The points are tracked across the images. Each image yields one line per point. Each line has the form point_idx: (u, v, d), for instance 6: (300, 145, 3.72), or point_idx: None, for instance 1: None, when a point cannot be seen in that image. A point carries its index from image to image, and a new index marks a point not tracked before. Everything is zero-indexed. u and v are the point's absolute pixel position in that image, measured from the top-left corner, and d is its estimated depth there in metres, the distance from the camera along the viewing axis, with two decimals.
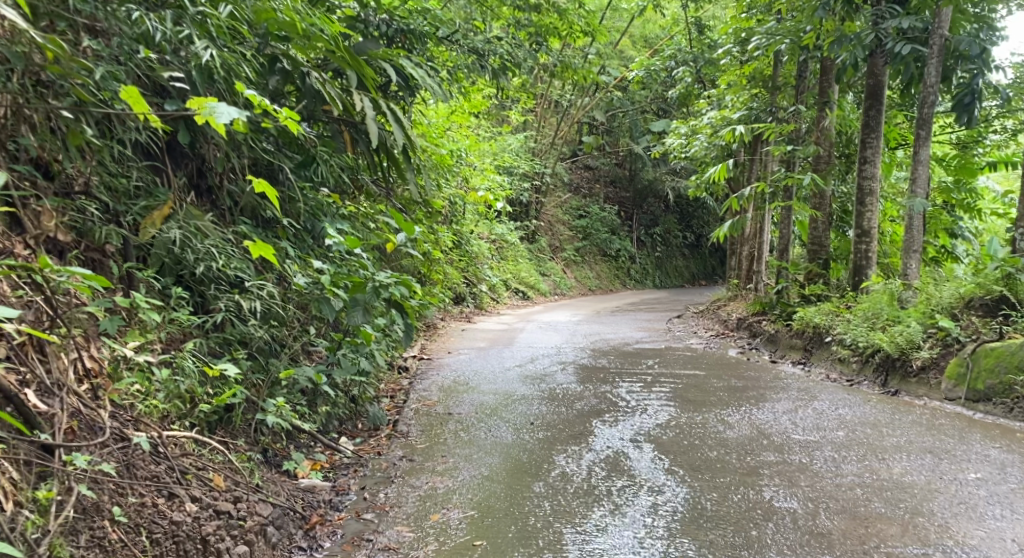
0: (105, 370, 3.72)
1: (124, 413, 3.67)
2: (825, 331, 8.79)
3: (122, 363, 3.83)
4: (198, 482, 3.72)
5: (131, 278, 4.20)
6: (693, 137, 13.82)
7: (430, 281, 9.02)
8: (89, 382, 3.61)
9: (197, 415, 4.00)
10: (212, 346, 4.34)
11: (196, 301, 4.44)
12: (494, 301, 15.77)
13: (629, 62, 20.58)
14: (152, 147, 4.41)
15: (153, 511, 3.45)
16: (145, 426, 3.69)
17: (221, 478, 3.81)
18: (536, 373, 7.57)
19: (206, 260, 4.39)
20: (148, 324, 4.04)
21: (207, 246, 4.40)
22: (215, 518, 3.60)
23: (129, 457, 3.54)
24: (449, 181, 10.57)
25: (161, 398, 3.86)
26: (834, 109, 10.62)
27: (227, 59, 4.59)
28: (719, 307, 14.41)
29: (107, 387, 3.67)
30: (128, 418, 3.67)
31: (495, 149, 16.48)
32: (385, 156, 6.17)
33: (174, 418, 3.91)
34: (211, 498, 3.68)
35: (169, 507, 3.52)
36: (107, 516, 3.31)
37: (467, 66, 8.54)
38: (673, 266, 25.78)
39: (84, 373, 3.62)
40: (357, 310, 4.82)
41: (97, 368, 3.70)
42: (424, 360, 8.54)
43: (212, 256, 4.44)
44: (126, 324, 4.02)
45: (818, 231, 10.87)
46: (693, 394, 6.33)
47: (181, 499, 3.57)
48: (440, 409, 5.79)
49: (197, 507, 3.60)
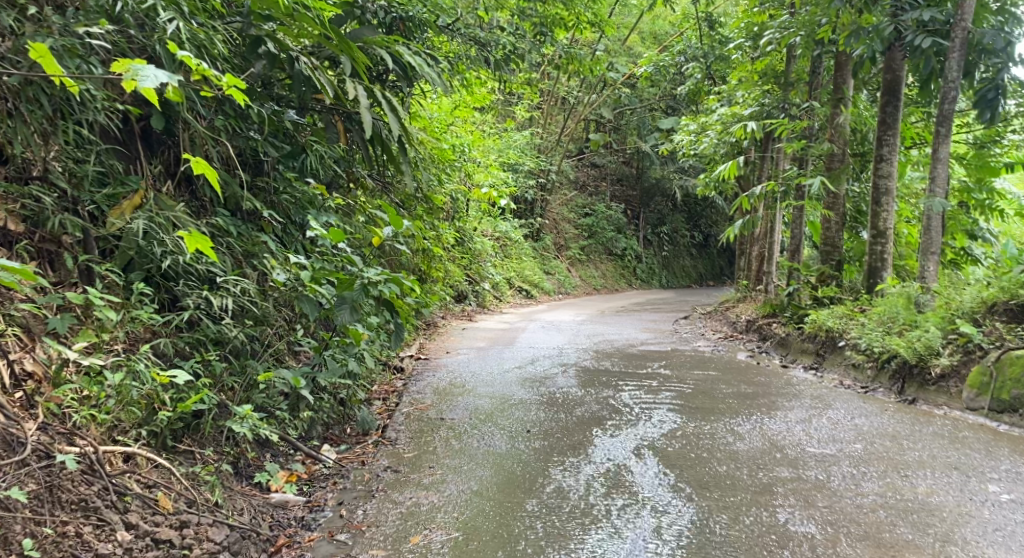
0: (49, 376, 3.52)
1: (57, 425, 3.40)
2: (839, 336, 8.48)
3: (70, 366, 3.61)
4: (140, 503, 3.46)
5: (91, 272, 3.96)
6: (703, 135, 13.52)
7: (429, 278, 8.74)
8: (24, 390, 3.42)
9: (157, 422, 3.73)
10: (177, 347, 4.07)
11: (163, 298, 4.16)
12: (497, 299, 15.49)
13: (637, 58, 20.27)
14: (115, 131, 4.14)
15: (76, 542, 3.21)
16: (81, 439, 3.42)
17: (168, 499, 3.55)
18: (537, 375, 7.27)
19: (173, 254, 4.09)
20: (105, 324, 3.79)
21: (174, 239, 4.10)
22: (152, 550, 3.35)
23: (51, 478, 3.26)
24: (452, 176, 10.30)
25: (110, 405, 3.60)
26: (848, 106, 10.32)
27: (195, 32, 4.32)
28: (728, 308, 14.09)
29: (46, 395, 3.46)
30: (61, 431, 3.41)
31: (500, 146, 16.21)
32: (380, 147, 5.89)
33: (126, 427, 3.64)
34: (151, 525, 3.42)
35: (97, 536, 3.26)
36: (16, 549, 3.06)
37: (470, 57, 8.25)
38: (680, 266, 25.45)
39: (21, 378, 3.44)
40: (344, 309, 4.54)
41: (39, 373, 3.51)
42: (422, 360, 8.26)
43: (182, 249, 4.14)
44: (79, 322, 3.77)
45: (831, 232, 10.56)
46: (700, 401, 6.02)
47: (112, 527, 3.32)
48: (433, 414, 5.49)
49: (131, 535, 3.34)
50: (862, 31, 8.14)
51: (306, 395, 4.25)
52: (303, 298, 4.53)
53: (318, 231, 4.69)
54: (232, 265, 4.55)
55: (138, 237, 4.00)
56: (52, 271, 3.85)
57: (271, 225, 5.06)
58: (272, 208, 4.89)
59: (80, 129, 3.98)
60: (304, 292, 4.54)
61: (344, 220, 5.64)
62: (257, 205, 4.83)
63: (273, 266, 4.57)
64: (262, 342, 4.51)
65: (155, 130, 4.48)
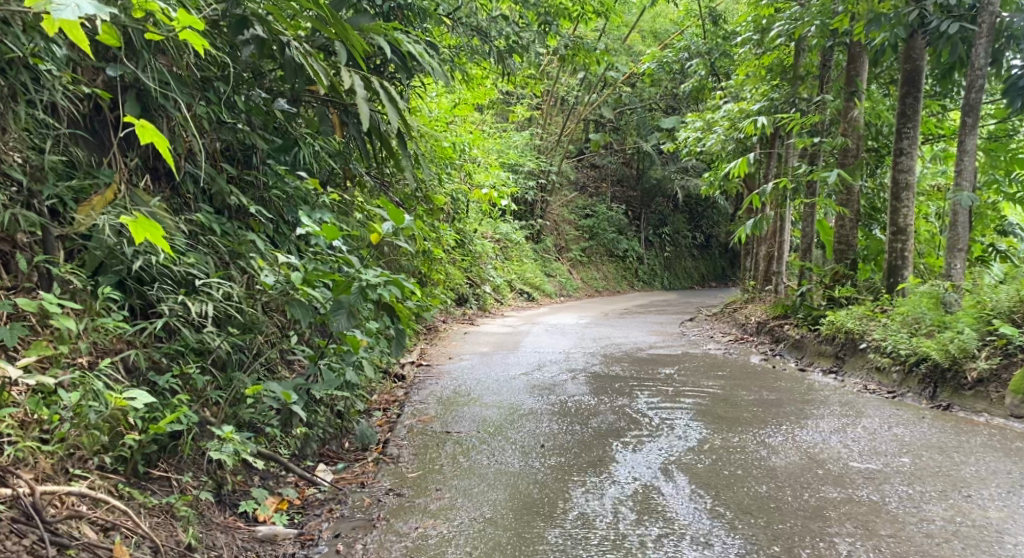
0: None
1: None
2: (859, 337, 8.09)
3: (15, 387, 3.20)
4: (88, 556, 2.98)
5: (50, 276, 3.55)
6: (709, 131, 13.12)
7: (430, 281, 8.36)
8: None
9: (123, 448, 3.37)
10: (150, 359, 3.67)
11: (134, 304, 3.75)
12: (498, 302, 15.08)
13: (638, 57, 19.90)
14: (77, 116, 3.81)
15: None
16: (18, 479, 2.97)
17: (122, 548, 3.05)
18: (545, 382, 6.88)
19: (144, 254, 3.71)
20: (64, 334, 3.40)
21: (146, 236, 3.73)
22: None
23: None
24: (452, 174, 9.92)
25: (64, 429, 3.21)
26: (862, 99, 9.95)
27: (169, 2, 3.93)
28: (735, 309, 13.72)
29: None
30: None
31: (500, 145, 15.83)
32: (377, 139, 5.49)
33: (86, 456, 3.25)
34: None
35: None
36: None
37: (471, 48, 7.86)
38: (682, 267, 25.06)
39: None
40: (341, 313, 4.20)
41: None
42: (424, 367, 7.85)
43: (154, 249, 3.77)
44: (32, 333, 3.37)
45: (846, 230, 10.17)
46: (722, 409, 5.63)
47: None
48: (437, 426, 5.08)
49: None
50: (884, 18, 7.61)
51: (298, 411, 3.87)
52: (292, 302, 4.15)
53: (310, 229, 4.32)
54: (216, 266, 4.16)
55: (106, 235, 3.63)
56: (7, 274, 3.44)
57: (260, 224, 4.69)
58: (262, 206, 4.52)
59: (38, 113, 3.62)
60: (295, 296, 4.16)
61: (338, 218, 5.25)
62: (243, 201, 4.46)
63: (261, 266, 4.19)
64: (251, 351, 4.13)
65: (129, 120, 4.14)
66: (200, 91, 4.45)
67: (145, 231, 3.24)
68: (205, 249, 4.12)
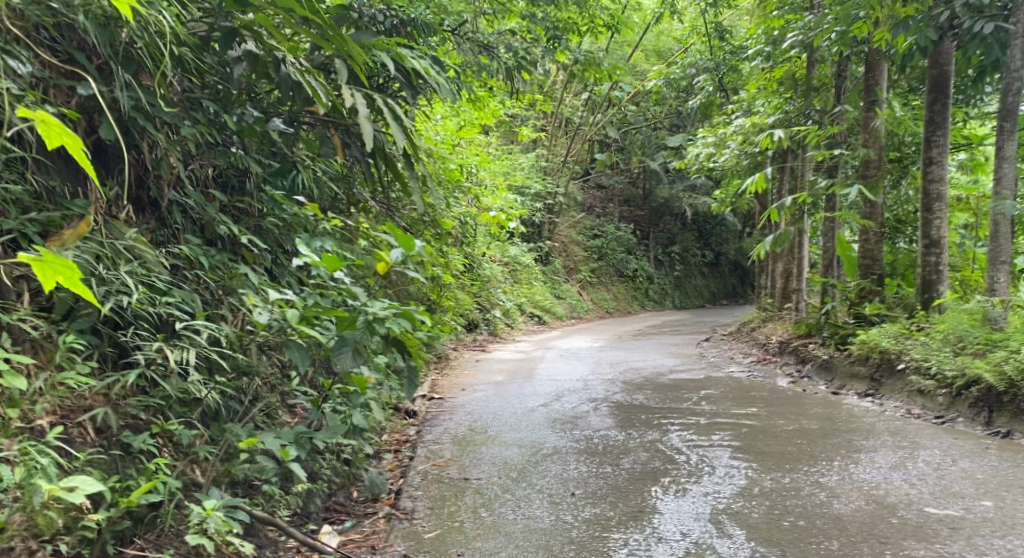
0: None
1: None
2: (897, 358, 7.62)
3: None
4: None
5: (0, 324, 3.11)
6: (722, 146, 12.68)
7: (439, 309, 7.93)
8: None
9: (80, 531, 2.89)
10: (125, 416, 3.23)
11: (106, 352, 3.32)
12: (507, 327, 14.60)
13: (643, 75, 19.55)
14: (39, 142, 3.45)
15: None
16: None
17: None
18: (565, 415, 6.42)
19: (116, 295, 3.30)
20: (16, 393, 2.95)
21: (120, 274, 3.33)
22: None
23: None
24: (459, 198, 9.51)
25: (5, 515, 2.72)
26: (884, 109, 9.54)
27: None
28: (754, 329, 13.25)
29: None
30: None
31: (506, 168, 15.42)
32: (381, 161, 5.10)
33: (45, 540, 2.82)
34: None
35: None
36: None
37: (476, 65, 7.46)
38: (692, 286, 24.58)
39: None
40: (346, 353, 3.82)
41: None
42: (435, 401, 7.38)
43: (129, 288, 3.36)
44: None
45: (872, 243, 9.53)
46: (762, 444, 5.19)
47: None
48: (454, 472, 4.64)
49: None
50: (909, 21, 7.26)
51: (298, 469, 3.47)
52: (289, 345, 3.66)
53: (309, 260, 3.88)
54: (205, 305, 3.75)
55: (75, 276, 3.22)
56: None
57: (255, 255, 4.27)
58: (255, 235, 4.11)
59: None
60: (293, 337, 3.72)
61: (341, 247, 4.85)
62: (234, 230, 4.06)
63: (255, 302, 3.76)
64: (244, 399, 3.75)
65: (109, 143, 3.76)
66: (187, 111, 4.04)
67: (56, 274, 2.33)
68: (189, 286, 3.72)
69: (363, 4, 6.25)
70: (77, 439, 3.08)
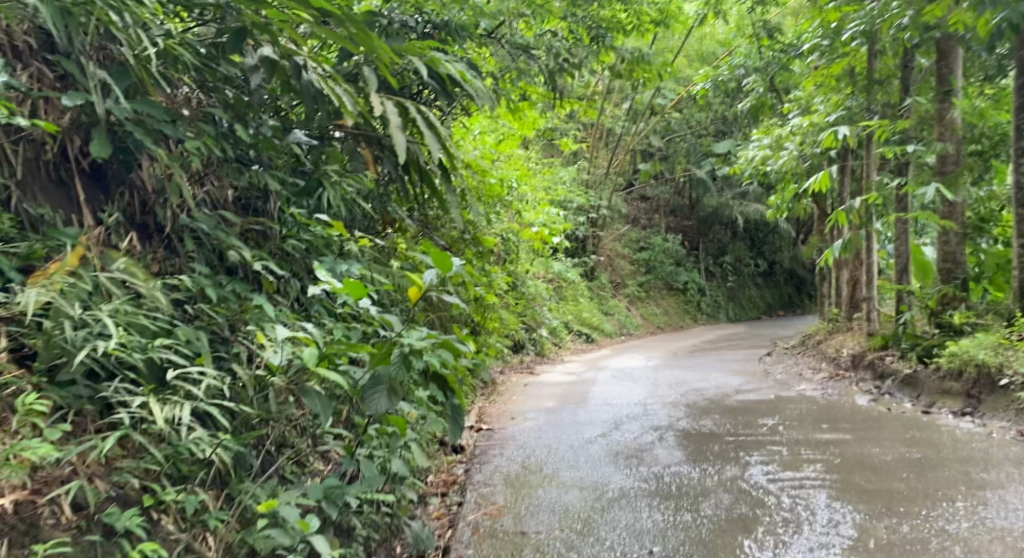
0: None
1: None
2: (997, 372, 6.87)
3: None
4: None
5: None
6: (778, 148, 11.90)
7: (484, 331, 7.36)
8: None
9: None
10: (112, 486, 2.72)
11: (89, 410, 2.84)
12: (555, 346, 13.97)
13: (687, 82, 18.84)
14: (20, 168, 3.02)
15: None
16: None
17: None
18: (628, 446, 5.77)
19: (93, 343, 2.83)
20: None
21: (101, 317, 2.88)
22: None
23: None
24: (501, 216, 8.94)
25: None
26: (960, 98, 8.75)
27: None
28: (819, 341, 12.44)
29: None
30: None
31: (548, 182, 14.79)
32: (416, 175, 4.60)
33: None
34: None
35: None
36: None
37: (516, 69, 6.93)
38: (746, 297, 23.66)
39: None
40: (380, 393, 3.35)
41: None
42: (483, 432, 6.80)
43: (108, 334, 2.89)
44: None
45: (952, 245, 8.73)
46: (863, 479, 4.53)
47: None
48: (511, 522, 4.09)
49: None
50: None
51: (319, 544, 2.82)
52: (309, 392, 3.14)
53: (329, 286, 3.31)
54: (217, 345, 3.27)
55: (52, 326, 2.78)
56: None
57: (278, 283, 3.77)
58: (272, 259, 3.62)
59: None
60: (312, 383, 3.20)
61: (371, 269, 4.32)
62: (249, 257, 3.54)
63: (270, 339, 3.25)
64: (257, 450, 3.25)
65: (108, 166, 3.31)
66: (197, 126, 3.59)
67: None
68: (193, 324, 3.26)
69: (392, 9, 5.77)
70: (47, 520, 2.53)
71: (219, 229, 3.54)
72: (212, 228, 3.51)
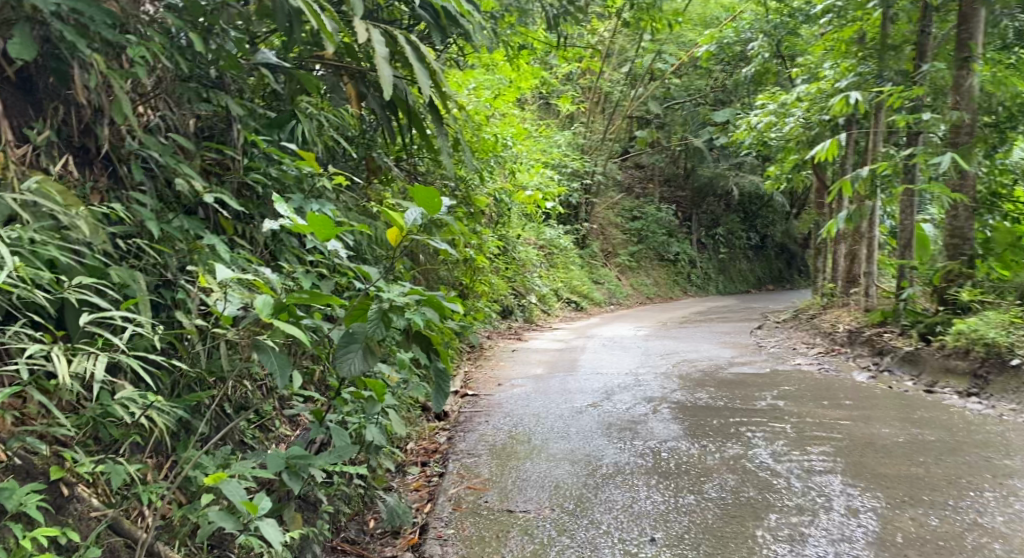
0: None
1: None
2: (1009, 352, 6.56)
3: None
4: None
5: None
6: (784, 115, 11.42)
7: (471, 293, 6.94)
8: None
9: None
10: (12, 451, 2.34)
11: None
12: (544, 313, 13.59)
13: (688, 46, 18.26)
14: None
15: None
16: None
17: None
18: (620, 418, 5.41)
19: None
20: None
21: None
22: None
23: None
24: (494, 174, 8.45)
25: None
26: (980, 66, 8.27)
27: None
28: (813, 315, 12.13)
29: None
30: None
31: (543, 144, 14.25)
32: (404, 115, 4.13)
33: None
34: None
35: None
36: None
37: (516, 11, 6.42)
38: (737, 270, 23.32)
39: None
40: (355, 353, 2.97)
41: None
42: (467, 398, 6.43)
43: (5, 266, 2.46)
44: None
45: (960, 221, 8.26)
46: (877, 461, 4.19)
47: None
48: (496, 497, 3.73)
49: None
50: None
51: (269, 530, 2.45)
52: (263, 348, 2.74)
53: (290, 224, 2.89)
54: (156, 288, 2.87)
55: None
56: None
57: (240, 223, 3.36)
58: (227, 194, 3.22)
59: None
60: (266, 338, 2.80)
61: (346, 213, 3.89)
62: (199, 190, 3.11)
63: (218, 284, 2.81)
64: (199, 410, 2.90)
65: (40, 76, 2.86)
66: (153, 40, 3.16)
67: None
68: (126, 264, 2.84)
69: None
70: None
71: (165, 163, 3.10)
72: (155, 159, 3.08)
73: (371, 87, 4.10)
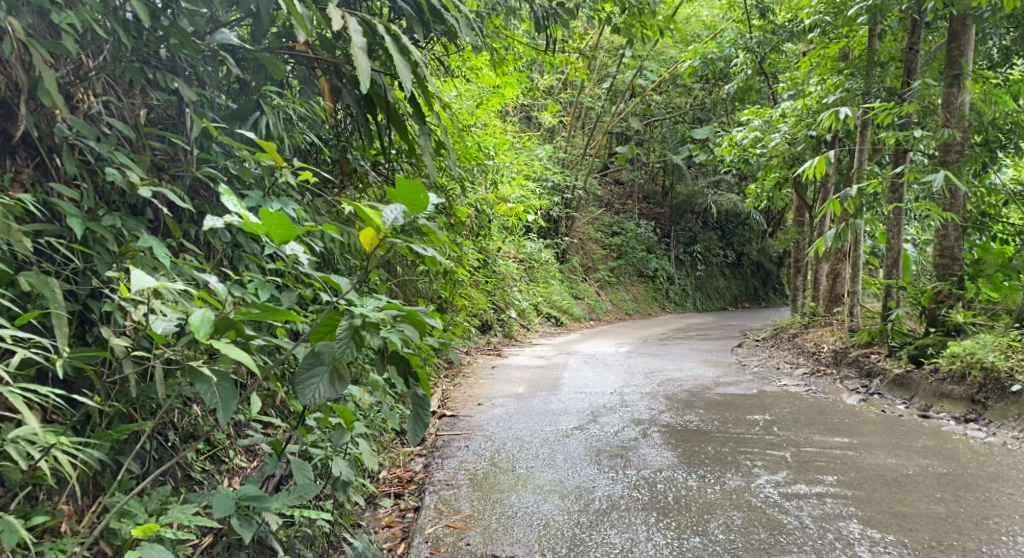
0: None
1: None
2: (1009, 378, 6.28)
3: None
4: None
5: None
6: (770, 131, 11.16)
7: (448, 307, 6.54)
8: None
9: None
10: None
11: None
12: (523, 328, 13.20)
13: (669, 63, 18.03)
14: None
15: None
16: None
17: None
18: (608, 443, 5.04)
19: None
20: None
21: None
22: None
23: None
24: (474, 184, 8.06)
25: None
26: (968, 83, 7.87)
27: None
28: (796, 334, 11.87)
29: None
30: None
31: (523, 158, 13.89)
32: (381, 114, 3.75)
33: None
34: None
35: None
36: None
37: (501, 11, 6.07)
38: (714, 287, 23.08)
39: None
40: (318, 379, 2.58)
41: None
42: (444, 420, 6.03)
43: None
44: None
45: (951, 240, 7.90)
46: (891, 497, 3.87)
47: None
48: (478, 538, 3.35)
49: None
50: None
51: None
52: (201, 377, 2.38)
53: (240, 223, 2.51)
54: (80, 294, 2.57)
55: None
56: None
57: (191, 227, 3.00)
58: (174, 193, 2.87)
59: None
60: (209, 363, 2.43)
61: (314, 218, 3.51)
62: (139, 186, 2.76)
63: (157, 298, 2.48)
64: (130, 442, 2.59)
65: None
66: (94, 14, 2.81)
67: None
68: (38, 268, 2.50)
69: None
70: None
71: (98, 154, 2.75)
72: (83, 150, 2.73)
73: (345, 80, 3.74)
